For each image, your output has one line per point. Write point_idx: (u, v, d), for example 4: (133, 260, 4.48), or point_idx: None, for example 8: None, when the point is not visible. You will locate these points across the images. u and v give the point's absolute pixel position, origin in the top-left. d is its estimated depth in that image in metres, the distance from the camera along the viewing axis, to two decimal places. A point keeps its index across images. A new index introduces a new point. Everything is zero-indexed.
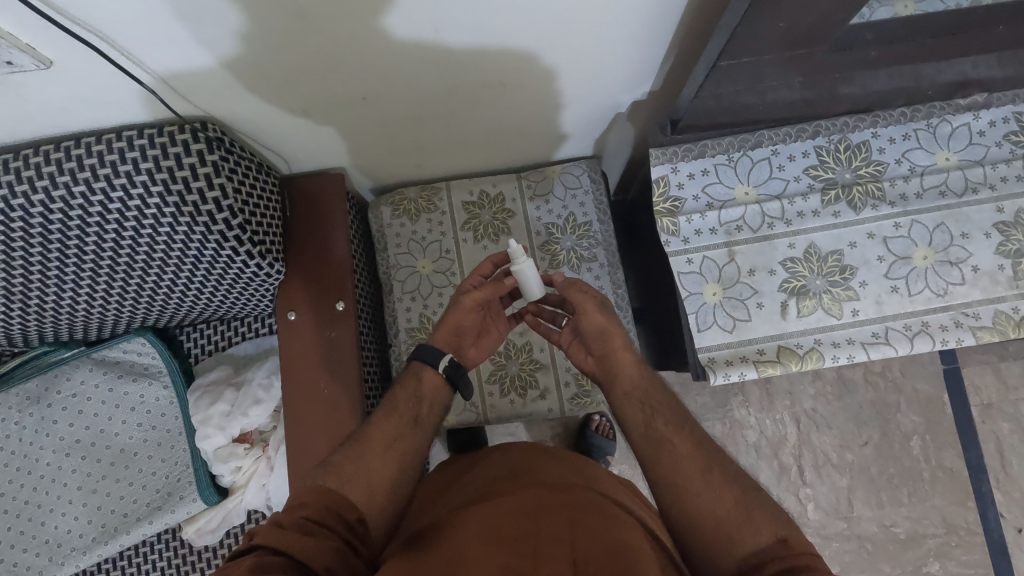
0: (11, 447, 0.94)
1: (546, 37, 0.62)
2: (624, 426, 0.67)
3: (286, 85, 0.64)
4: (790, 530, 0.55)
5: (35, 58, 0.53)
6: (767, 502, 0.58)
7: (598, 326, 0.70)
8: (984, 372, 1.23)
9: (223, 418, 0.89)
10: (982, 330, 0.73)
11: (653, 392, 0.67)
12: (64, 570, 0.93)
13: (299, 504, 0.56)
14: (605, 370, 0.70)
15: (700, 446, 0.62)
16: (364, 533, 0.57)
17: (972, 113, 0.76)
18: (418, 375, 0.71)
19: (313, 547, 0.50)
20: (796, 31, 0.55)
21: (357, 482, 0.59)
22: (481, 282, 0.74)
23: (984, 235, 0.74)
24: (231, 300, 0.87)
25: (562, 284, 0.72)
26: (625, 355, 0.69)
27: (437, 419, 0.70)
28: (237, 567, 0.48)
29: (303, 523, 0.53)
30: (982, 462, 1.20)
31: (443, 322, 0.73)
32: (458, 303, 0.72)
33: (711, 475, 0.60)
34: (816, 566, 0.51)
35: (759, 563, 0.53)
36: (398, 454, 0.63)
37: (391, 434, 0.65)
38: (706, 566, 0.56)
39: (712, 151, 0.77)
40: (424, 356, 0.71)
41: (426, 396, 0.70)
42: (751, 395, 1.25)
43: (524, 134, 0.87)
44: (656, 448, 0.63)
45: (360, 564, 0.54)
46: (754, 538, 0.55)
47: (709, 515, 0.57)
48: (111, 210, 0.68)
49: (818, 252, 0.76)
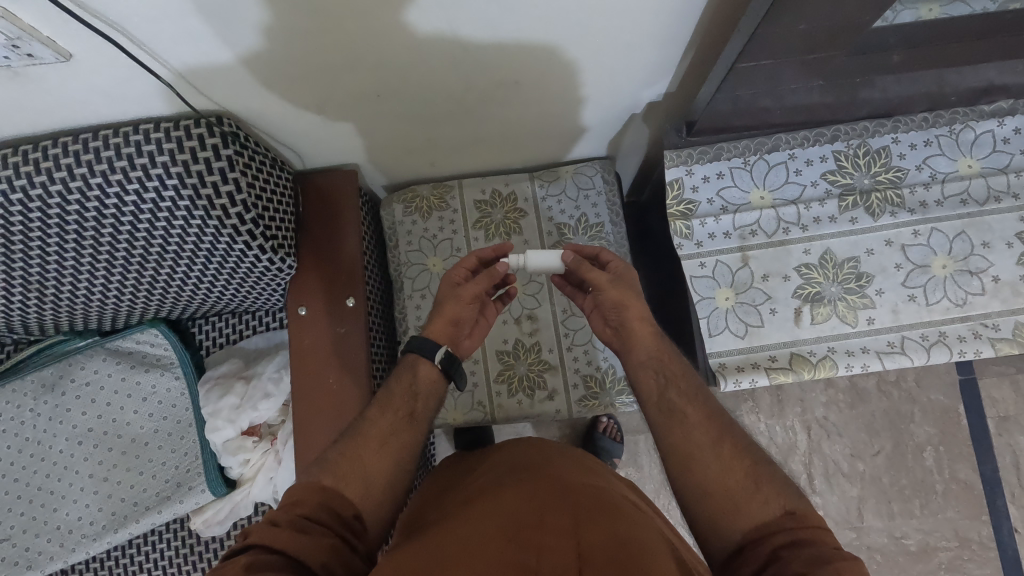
0: (26, 434, 0.96)
1: (564, 33, 0.62)
2: (640, 398, 0.67)
3: (305, 80, 0.64)
4: (798, 503, 0.55)
5: (55, 51, 0.54)
6: (778, 476, 0.58)
7: (618, 295, 0.69)
8: (1001, 385, 1.20)
9: (233, 411, 0.90)
10: (1002, 342, 0.71)
11: (670, 363, 0.67)
12: (74, 556, 0.95)
13: (294, 502, 0.56)
14: (622, 340, 0.70)
15: (713, 416, 0.62)
16: (361, 530, 0.58)
17: (997, 119, 0.74)
18: (413, 369, 0.70)
19: (309, 544, 0.51)
20: (817, 34, 0.55)
21: (355, 478, 0.60)
22: (477, 275, 0.73)
23: (1006, 244, 0.73)
24: (244, 293, 0.87)
25: (572, 263, 0.73)
26: (641, 326, 0.69)
27: (432, 415, 0.69)
28: (230, 567, 0.48)
29: (297, 521, 0.54)
30: (998, 476, 1.18)
31: (440, 316, 0.72)
32: (459, 295, 0.72)
33: (721, 445, 0.60)
34: (825, 539, 0.51)
35: (766, 534, 0.53)
36: (394, 450, 0.63)
37: (388, 430, 0.65)
38: (708, 533, 0.57)
39: (727, 155, 0.75)
40: (420, 348, 0.70)
41: (422, 391, 0.69)
42: (762, 401, 1.24)
43: (540, 132, 0.86)
44: (669, 418, 0.63)
45: (356, 560, 0.54)
46: (762, 510, 0.55)
47: (713, 488, 0.58)
48: (127, 202, 0.69)
49: (834, 258, 0.75)
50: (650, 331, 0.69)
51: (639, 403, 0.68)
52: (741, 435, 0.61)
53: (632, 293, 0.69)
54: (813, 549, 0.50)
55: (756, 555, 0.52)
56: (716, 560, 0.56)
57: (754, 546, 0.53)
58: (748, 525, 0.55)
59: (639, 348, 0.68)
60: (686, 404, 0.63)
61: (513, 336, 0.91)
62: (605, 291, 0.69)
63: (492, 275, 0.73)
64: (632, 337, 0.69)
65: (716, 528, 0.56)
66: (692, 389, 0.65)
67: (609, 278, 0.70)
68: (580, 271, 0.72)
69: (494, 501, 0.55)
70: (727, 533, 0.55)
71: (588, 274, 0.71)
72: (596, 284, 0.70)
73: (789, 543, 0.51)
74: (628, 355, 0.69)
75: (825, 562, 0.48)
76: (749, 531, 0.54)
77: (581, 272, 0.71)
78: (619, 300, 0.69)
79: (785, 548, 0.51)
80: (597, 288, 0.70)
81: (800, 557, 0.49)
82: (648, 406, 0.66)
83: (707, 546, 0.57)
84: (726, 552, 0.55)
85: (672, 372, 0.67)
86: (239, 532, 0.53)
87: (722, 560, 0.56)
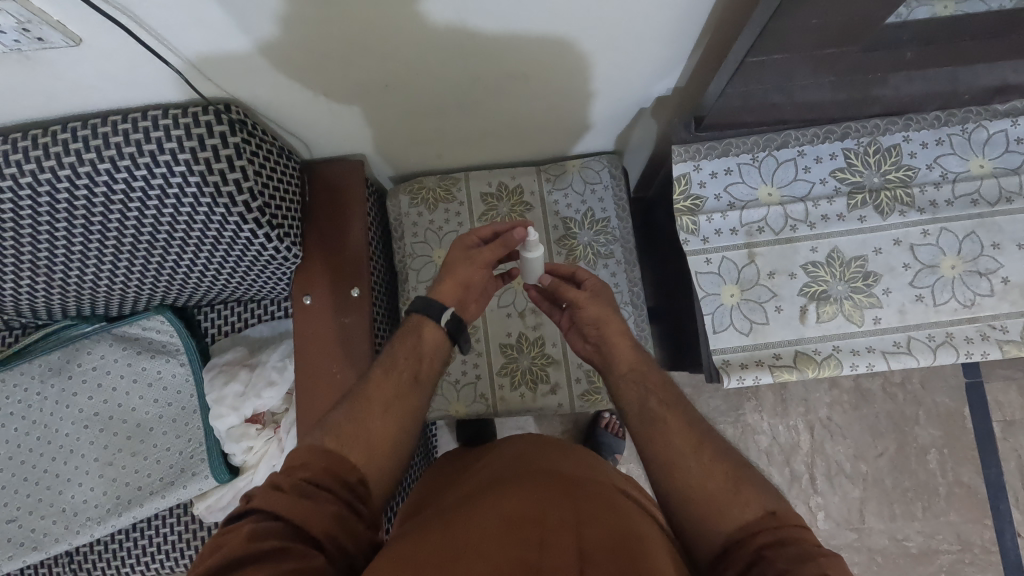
0: (32, 416, 0.97)
1: (574, 26, 0.61)
2: (621, 409, 0.67)
3: (318, 71, 0.65)
4: (779, 503, 0.55)
5: (65, 35, 0.54)
6: (757, 477, 0.57)
7: (595, 312, 0.71)
8: (1008, 388, 1.19)
9: (237, 398, 0.90)
10: (1009, 344, 0.70)
11: (650, 374, 0.68)
12: (79, 539, 0.96)
13: (298, 465, 0.56)
14: (602, 354, 0.71)
15: (692, 424, 0.62)
16: (366, 495, 0.58)
17: (1010, 119, 0.73)
18: (419, 330, 0.70)
19: (315, 512, 0.51)
20: (830, 28, 0.54)
21: (359, 444, 0.60)
22: (491, 243, 0.74)
23: (1016, 246, 0.72)
24: (250, 282, 0.88)
25: (550, 285, 0.75)
26: (621, 340, 0.70)
27: (436, 375, 0.71)
28: (235, 533, 0.48)
29: (301, 486, 0.54)
30: (1002, 480, 1.17)
31: (450, 277, 0.73)
32: (471, 259, 0.73)
33: (703, 451, 0.59)
34: (806, 537, 0.51)
35: (749, 534, 0.53)
36: (398, 415, 0.64)
37: (393, 392, 0.65)
38: (694, 538, 0.56)
39: (736, 150, 0.75)
40: (425, 309, 0.71)
41: (426, 353, 0.70)
42: (765, 400, 1.23)
43: (547, 125, 0.86)
44: (651, 427, 0.63)
45: (360, 527, 0.55)
46: (744, 513, 0.54)
47: (694, 492, 0.57)
48: (135, 188, 0.69)
49: (841, 257, 0.74)
50: (627, 345, 0.70)
51: (621, 418, 0.68)
52: (720, 440, 0.61)
53: (607, 308, 0.72)
54: (796, 548, 0.49)
55: (742, 556, 0.51)
56: (702, 564, 0.55)
57: (738, 548, 0.52)
58: (730, 529, 0.54)
59: (618, 362, 0.69)
60: (665, 412, 0.63)
61: (516, 329, 0.91)
62: (581, 307, 0.72)
63: (504, 246, 0.74)
64: (610, 352, 0.70)
65: (700, 534, 0.55)
66: (671, 397, 0.65)
67: (585, 294, 0.72)
68: (556, 289, 0.75)
69: (486, 500, 0.55)
70: (709, 538, 0.54)
71: (566, 293, 0.73)
72: (572, 301, 0.72)
73: (772, 543, 0.51)
74: (607, 371, 0.70)
75: (811, 559, 0.47)
76: (732, 534, 0.53)
77: (559, 292, 0.74)
78: (595, 317, 0.71)
79: (768, 547, 0.51)
80: (575, 305, 0.72)
81: (784, 556, 0.49)
82: (628, 419, 0.66)
83: (693, 553, 0.56)
84: (711, 556, 0.54)
85: (652, 383, 0.67)
86: (244, 495, 0.53)
87: (709, 564, 0.54)
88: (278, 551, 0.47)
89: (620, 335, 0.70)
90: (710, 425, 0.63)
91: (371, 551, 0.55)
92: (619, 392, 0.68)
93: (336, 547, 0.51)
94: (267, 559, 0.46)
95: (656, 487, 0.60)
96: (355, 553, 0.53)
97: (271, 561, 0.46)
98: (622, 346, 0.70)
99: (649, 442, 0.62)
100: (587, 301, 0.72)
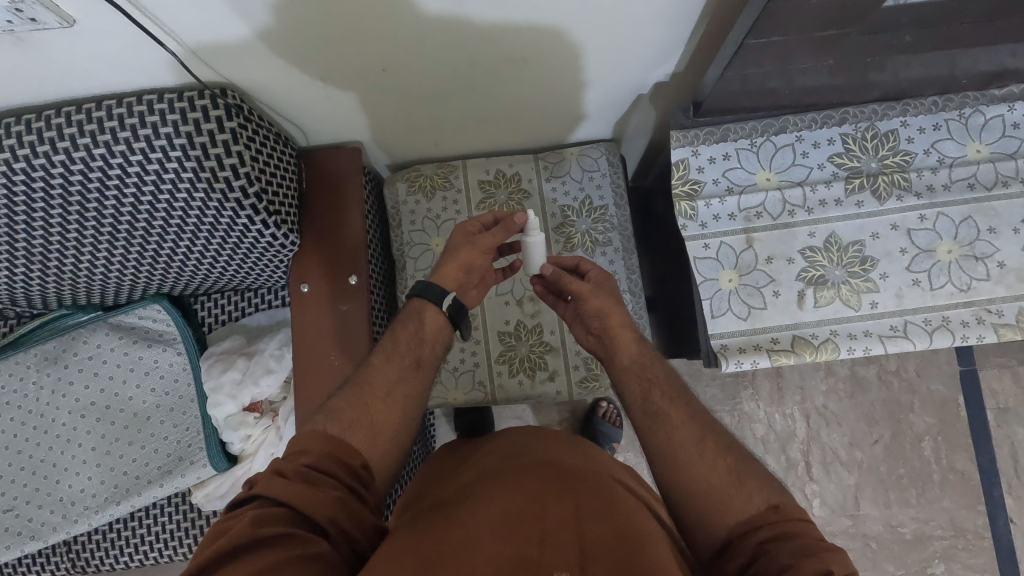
0: (29, 406, 0.97)
1: (571, 10, 0.61)
2: (624, 400, 0.68)
3: (319, 57, 0.64)
4: (781, 497, 0.55)
5: (60, 16, 0.53)
6: (760, 471, 0.58)
7: (599, 305, 0.71)
8: (1002, 376, 1.20)
9: (234, 386, 0.90)
10: (1005, 328, 0.71)
11: (652, 366, 0.68)
12: (77, 527, 0.96)
13: (299, 452, 0.56)
14: (606, 346, 0.71)
15: (694, 416, 0.62)
16: (369, 480, 0.58)
17: (1006, 104, 0.74)
18: (419, 315, 0.70)
19: (318, 498, 0.51)
20: (831, 10, 0.54)
21: (360, 428, 0.60)
22: (494, 228, 0.73)
23: (1012, 230, 0.72)
24: (246, 270, 0.87)
25: (552, 275, 0.74)
26: (623, 332, 0.70)
27: (438, 360, 0.71)
28: (239, 518, 0.49)
29: (303, 472, 0.54)
30: (995, 466, 1.18)
31: (452, 260, 0.72)
32: (474, 243, 0.72)
33: (704, 445, 0.60)
34: (808, 532, 0.51)
35: (751, 528, 0.53)
36: (400, 399, 0.64)
37: (394, 378, 0.65)
38: (696, 531, 0.56)
39: (734, 135, 0.75)
40: (427, 293, 0.71)
41: (428, 337, 0.70)
42: (762, 388, 1.24)
43: (546, 112, 0.85)
44: (653, 419, 0.63)
45: (364, 511, 0.54)
46: (746, 508, 0.54)
47: (696, 486, 0.57)
48: (130, 174, 0.69)
49: (839, 242, 0.74)
50: (631, 337, 0.70)
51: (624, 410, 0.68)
52: (723, 434, 0.61)
53: (610, 300, 0.71)
54: (797, 543, 0.50)
55: (742, 550, 0.52)
56: (703, 556, 0.55)
57: (740, 541, 0.53)
58: (733, 524, 0.54)
59: (622, 354, 0.69)
60: (668, 405, 0.63)
61: (515, 317, 0.91)
62: (586, 300, 0.72)
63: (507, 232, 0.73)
64: (614, 345, 0.70)
65: (702, 528, 0.56)
66: (674, 390, 0.65)
67: (587, 287, 0.72)
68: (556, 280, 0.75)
69: (489, 493, 0.55)
70: (711, 532, 0.55)
71: (570, 284, 0.73)
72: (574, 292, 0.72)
73: (774, 537, 0.51)
74: (611, 364, 0.70)
75: (812, 553, 0.48)
76: (735, 529, 0.54)
77: (563, 284, 0.73)
78: (598, 309, 0.71)
79: (769, 542, 0.51)
80: (578, 297, 0.72)
81: (786, 550, 0.49)
82: (631, 411, 0.66)
83: (694, 544, 0.57)
84: (712, 549, 0.55)
85: (654, 375, 0.67)
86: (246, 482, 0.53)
87: (710, 557, 0.55)
88: (282, 536, 0.47)
89: (623, 328, 0.70)
90: (713, 418, 0.63)
91: (376, 537, 0.55)
92: (624, 384, 0.68)
93: (340, 532, 0.51)
94: (266, 547, 0.46)
95: (659, 480, 0.61)
96: (359, 537, 0.53)
97: (271, 549, 0.46)
98: (625, 338, 0.69)
99: (652, 434, 0.62)
100: (592, 294, 0.71)
